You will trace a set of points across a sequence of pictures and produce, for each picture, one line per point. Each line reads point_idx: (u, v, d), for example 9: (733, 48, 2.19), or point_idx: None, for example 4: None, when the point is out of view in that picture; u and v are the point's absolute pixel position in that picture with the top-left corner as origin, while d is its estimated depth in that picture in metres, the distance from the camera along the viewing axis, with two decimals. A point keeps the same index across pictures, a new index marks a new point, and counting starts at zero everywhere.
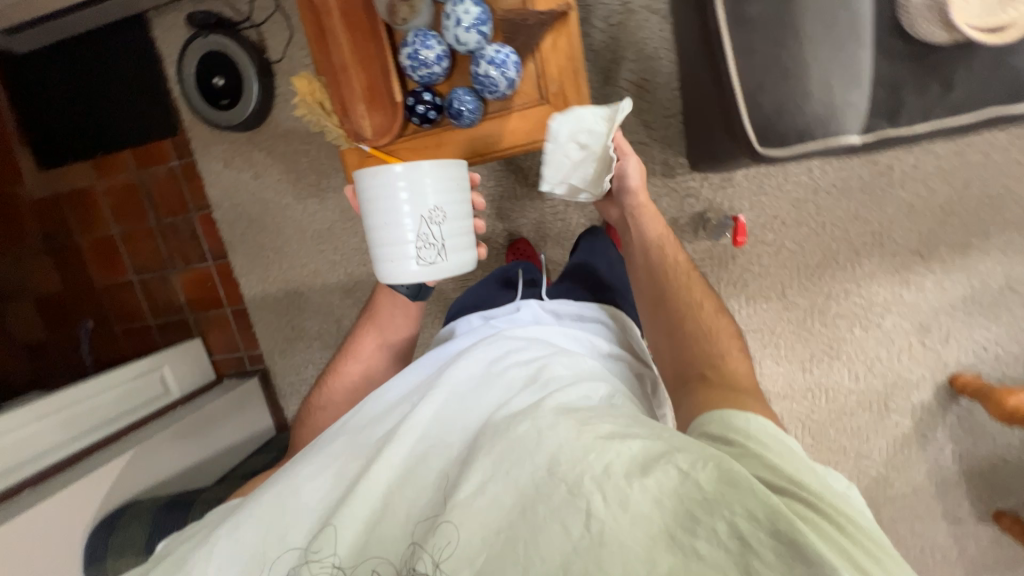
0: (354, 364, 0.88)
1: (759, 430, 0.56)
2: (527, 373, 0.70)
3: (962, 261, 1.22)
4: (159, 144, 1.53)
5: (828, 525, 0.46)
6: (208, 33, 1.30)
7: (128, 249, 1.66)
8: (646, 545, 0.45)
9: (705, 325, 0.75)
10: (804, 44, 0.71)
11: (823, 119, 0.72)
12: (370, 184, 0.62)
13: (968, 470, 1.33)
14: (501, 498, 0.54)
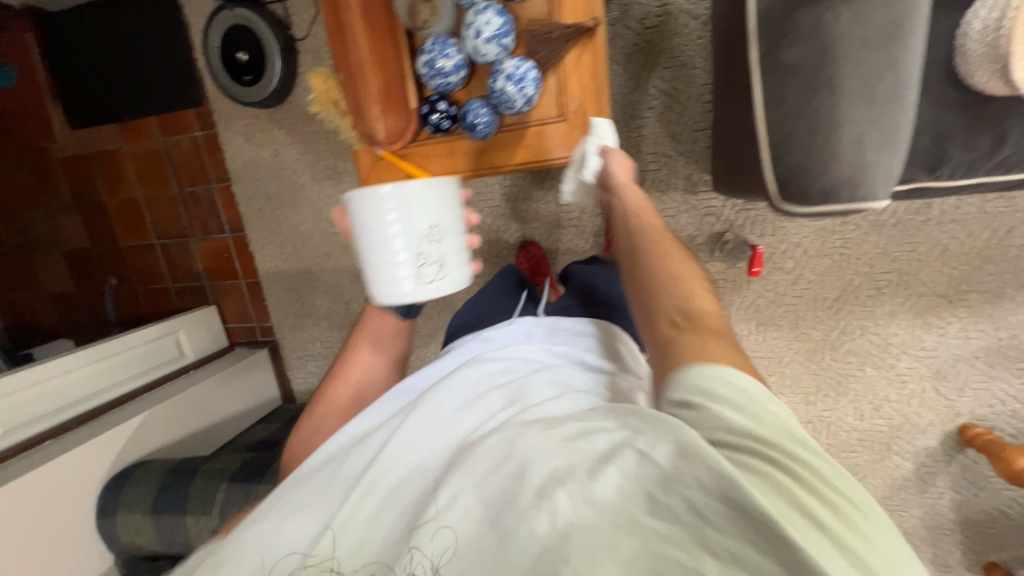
0: (343, 388, 0.80)
1: (724, 395, 0.48)
2: (504, 389, 0.70)
3: (991, 311, 1.16)
4: (183, 113, 1.55)
5: (796, 487, 0.43)
6: (234, 6, 1.28)
7: (151, 213, 1.70)
8: (612, 531, 0.48)
9: (675, 273, 0.61)
10: (841, 99, 0.63)
11: (852, 179, 0.65)
12: (357, 209, 0.62)
13: (966, 520, 1.30)
14: (473, 507, 0.56)
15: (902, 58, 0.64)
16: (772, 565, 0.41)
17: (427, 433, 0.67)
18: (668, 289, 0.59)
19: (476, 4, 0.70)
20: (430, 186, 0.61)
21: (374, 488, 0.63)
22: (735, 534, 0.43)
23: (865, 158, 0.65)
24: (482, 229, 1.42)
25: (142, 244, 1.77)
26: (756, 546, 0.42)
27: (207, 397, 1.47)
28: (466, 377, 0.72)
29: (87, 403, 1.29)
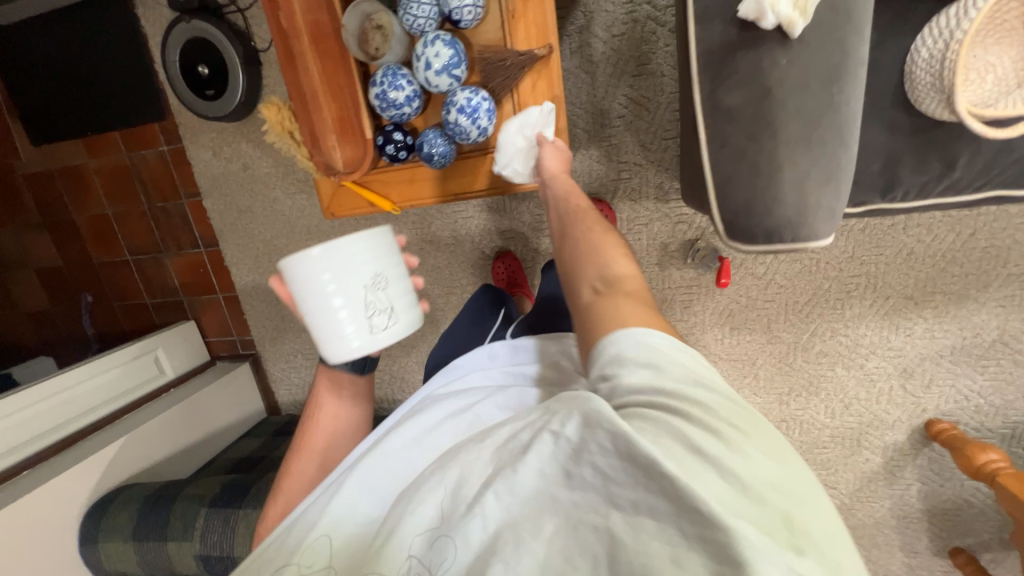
0: (306, 461, 0.80)
1: (634, 356, 0.50)
2: (457, 422, 0.75)
3: (956, 311, 1.19)
4: (147, 127, 1.50)
5: (690, 429, 0.44)
6: (191, 19, 1.24)
7: (121, 229, 1.67)
8: (535, 512, 0.49)
9: (593, 245, 0.64)
10: (781, 142, 0.63)
11: (795, 221, 0.65)
12: (292, 276, 0.64)
13: (932, 509, 1.35)
14: (417, 525, 0.59)
15: (845, 100, 0.63)
16: (665, 507, 0.41)
17: (382, 470, 0.71)
18: (587, 257, 0.64)
19: (426, 34, 0.69)
20: (362, 238, 0.64)
21: (338, 525, 0.68)
22: (635, 485, 0.43)
23: (809, 201, 0.65)
24: (457, 240, 1.40)
25: (116, 261, 1.72)
26: (656, 496, 0.41)
27: (189, 415, 1.47)
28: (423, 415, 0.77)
29: (65, 429, 1.28)
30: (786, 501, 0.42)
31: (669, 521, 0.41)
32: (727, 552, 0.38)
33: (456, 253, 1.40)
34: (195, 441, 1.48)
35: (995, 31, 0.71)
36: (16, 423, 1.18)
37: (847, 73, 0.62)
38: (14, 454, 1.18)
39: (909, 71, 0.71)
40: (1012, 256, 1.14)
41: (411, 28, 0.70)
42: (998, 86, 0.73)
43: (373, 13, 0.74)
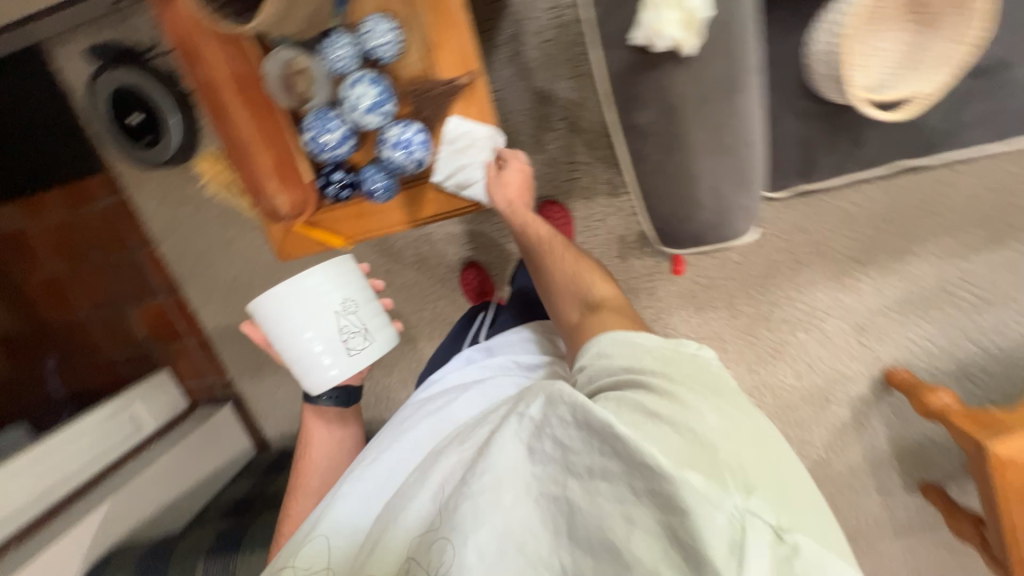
0: (302, 499, 0.85)
1: (612, 353, 0.65)
2: (434, 425, 0.78)
3: (898, 265, 1.26)
4: (87, 182, 1.46)
5: (646, 400, 0.57)
6: (114, 68, 1.20)
7: (76, 288, 1.62)
8: (500, 491, 0.53)
9: (572, 273, 0.79)
10: (692, 153, 0.66)
11: (716, 225, 0.72)
12: (261, 317, 0.66)
13: (900, 450, 1.44)
14: (407, 526, 0.62)
15: (747, 107, 0.66)
16: (618, 467, 0.46)
17: (373, 479, 0.74)
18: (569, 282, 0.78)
19: (350, 74, 0.70)
20: (320, 267, 0.66)
21: (331, 546, 0.69)
22: (588, 450, 0.48)
23: (726, 203, 0.70)
24: (422, 257, 1.40)
25: (76, 319, 1.67)
26: (609, 458, 0.47)
27: (176, 467, 1.46)
28: (410, 420, 0.81)
29: (40, 504, 1.25)
30: (728, 449, 0.52)
31: (621, 481, 0.46)
32: (674, 497, 0.43)
33: (423, 270, 1.41)
34: (184, 492, 1.47)
35: None
36: None
37: (743, 83, 0.64)
38: None
39: None
40: (940, 209, 1.21)
41: (334, 69, 0.71)
42: None
43: (293, 59, 0.73)
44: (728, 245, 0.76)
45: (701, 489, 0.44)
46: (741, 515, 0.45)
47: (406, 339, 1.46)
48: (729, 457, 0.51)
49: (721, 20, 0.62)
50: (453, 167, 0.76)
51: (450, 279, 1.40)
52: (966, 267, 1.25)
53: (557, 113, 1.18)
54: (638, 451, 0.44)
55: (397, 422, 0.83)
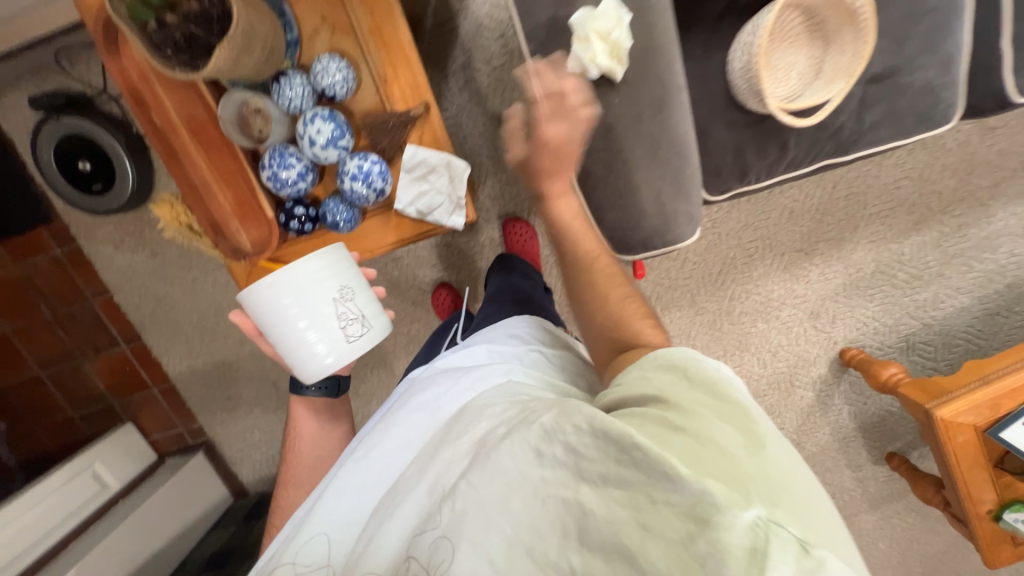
0: (289, 492, 0.80)
1: (651, 366, 0.58)
2: (422, 408, 0.70)
3: (839, 253, 1.36)
4: (34, 233, 1.40)
5: (673, 416, 0.49)
6: (59, 116, 1.18)
7: (25, 346, 1.53)
8: (506, 498, 0.50)
9: (614, 312, 0.66)
10: (633, 166, 0.71)
11: (662, 228, 0.75)
12: (252, 307, 0.61)
13: (863, 425, 1.52)
14: (396, 533, 0.58)
15: (676, 123, 0.71)
16: (633, 474, 0.43)
17: (359, 478, 0.67)
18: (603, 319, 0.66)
19: (305, 112, 0.72)
20: (316, 257, 0.61)
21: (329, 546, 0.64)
22: (601, 457, 0.45)
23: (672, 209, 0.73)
24: (392, 282, 1.40)
25: (26, 379, 1.57)
26: (623, 463, 0.43)
27: (148, 523, 1.38)
28: (397, 412, 0.73)
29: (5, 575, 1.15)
30: (765, 466, 0.45)
31: (636, 488, 0.43)
32: (694, 504, 0.39)
33: (394, 294, 1.41)
34: (158, 550, 1.39)
35: (789, 36, 0.81)
36: None
37: (671, 102, 0.71)
38: None
39: (731, 80, 0.75)
40: (868, 199, 1.33)
41: (289, 109, 0.73)
42: (801, 80, 0.81)
43: (249, 99, 0.75)
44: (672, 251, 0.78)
45: (724, 499, 0.39)
46: (764, 524, 0.38)
47: (383, 366, 1.45)
48: (768, 475, 0.44)
49: (645, 47, 0.68)
50: (414, 196, 0.79)
51: (423, 302, 1.41)
52: (899, 248, 1.36)
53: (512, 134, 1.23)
54: (654, 455, 0.41)
55: (384, 415, 0.75)
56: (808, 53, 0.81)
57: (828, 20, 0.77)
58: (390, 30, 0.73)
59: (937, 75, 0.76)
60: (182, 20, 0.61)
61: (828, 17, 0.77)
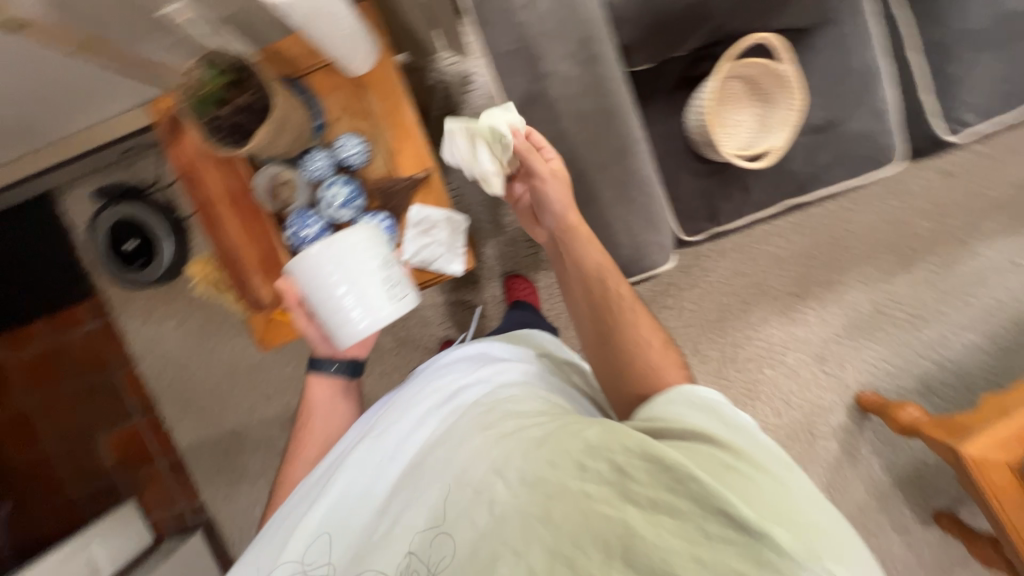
0: (299, 468, 0.84)
1: (683, 398, 0.61)
2: (441, 396, 0.74)
3: (832, 295, 1.40)
4: (73, 309, 1.51)
5: (721, 452, 0.53)
6: (115, 204, 1.35)
7: (45, 419, 1.57)
8: (542, 505, 0.54)
9: (650, 366, 0.67)
10: (603, 206, 0.79)
11: (635, 257, 0.81)
12: (300, 270, 0.69)
13: (900, 479, 1.42)
14: (416, 520, 0.61)
15: (638, 168, 0.79)
16: (688, 504, 0.48)
17: (374, 453, 0.71)
18: (638, 372, 0.67)
19: (325, 179, 0.85)
20: (357, 230, 0.70)
21: (340, 521, 0.68)
22: (654, 484, 0.50)
23: (644, 241, 0.80)
24: (401, 341, 1.45)
25: (40, 454, 1.59)
26: (675, 490, 0.49)
27: None
28: (410, 398, 0.76)
29: None
30: (823, 515, 0.49)
31: (689, 519, 0.48)
32: (754, 545, 0.45)
33: (402, 352, 1.45)
34: None
35: (734, 99, 0.94)
36: None
37: (632, 152, 0.79)
38: None
39: (689, 134, 0.87)
40: (851, 242, 1.39)
41: (312, 177, 0.86)
42: (752, 132, 0.93)
43: (279, 172, 0.86)
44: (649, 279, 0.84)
45: (790, 548, 0.45)
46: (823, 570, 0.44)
47: None
48: (801, 512, 0.49)
49: (605, 106, 0.77)
50: (416, 246, 0.88)
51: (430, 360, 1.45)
52: (891, 288, 1.39)
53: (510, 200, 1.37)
54: (707, 488, 0.47)
55: (401, 399, 0.77)
56: (752, 112, 0.94)
57: (764, 83, 0.90)
58: (399, 113, 0.88)
59: (870, 124, 0.87)
60: (231, 111, 0.74)
61: (764, 82, 0.90)
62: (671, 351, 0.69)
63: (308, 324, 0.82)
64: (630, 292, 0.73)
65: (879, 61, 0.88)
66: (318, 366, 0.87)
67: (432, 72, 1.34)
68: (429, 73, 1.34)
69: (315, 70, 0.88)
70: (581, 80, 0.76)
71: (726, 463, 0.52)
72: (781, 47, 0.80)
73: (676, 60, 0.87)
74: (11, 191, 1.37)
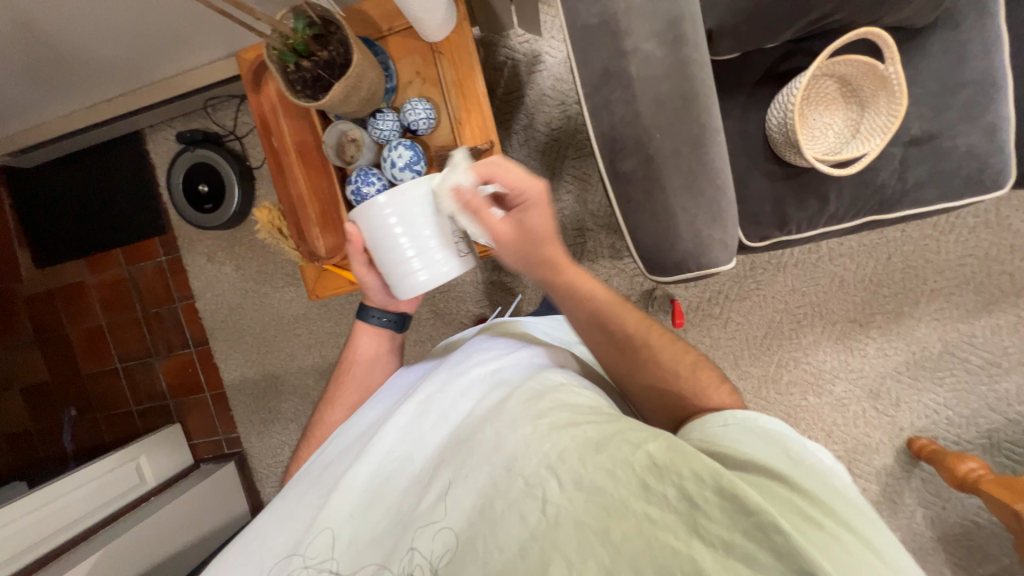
0: (338, 410, 0.93)
1: (741, 430, 0.63)
2: (488, 378, 0.78)
3: (898, 328, 1.29)
4: (148, 242, 1.64)
5: (795, 495, 0.53)
6: (195, 148, 1.44)
7: (114, 338, 1.73)
8: (601, 517, 0.54)
9: (685, 389, 0.74)
10: (669, 194, 0.73)
11: (695, 253, 0.75)
12: (367, 224, 0.74)
13: (944, 536, 1.31)
14: (463, 501, 0.64)
15: (712, 159, 0.74)
16: (766, 557, 0.47)
17: (424, 420, 0.77)
18: (678, 399, 0.74)
19: (391, 141, 0.86)
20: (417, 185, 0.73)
21: (385, 476, 0.74)
22: (727, 523, 0.49)
23: (709, 237, 0.75)
24: (437, 313, 1.48)
25: (106, 370, 1.75)
26: (750, 532, 0.48)
27: (173, 522, 1.41)
28: (458, 375, 0.80)
29: (35, 551, 1.21)
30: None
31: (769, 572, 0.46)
32: None
33: (438, 324, 1.48)
34: (177, 551, 1.40)
35: (826, 99, 0.88)
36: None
37: (708, 142, 0.73)
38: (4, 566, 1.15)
39: (768, 133, 0.82)
40: (930, 274, 1.27)
41: (379, 138, 0.87)
42: (841, 137, 0.88)
43: (349, 130, 0.89)
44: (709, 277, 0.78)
45: None
46: None
47: None
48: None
49: (686, 92, 0.72)
50: None
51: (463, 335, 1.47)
52: (969, 329, 1.27)
53: (563, 185, 1.35)
54: (790, 541, 0.46)
55: (449, 375, 0.81)
56: (844, 115, 0.88)
57: (863, 86, 0.83)
58: (469, 84, 0.88)
59: (980, 142, 0.79)
60: (313, 63, 0.77)
61: (863, 82, 0.83)
62: (702, 366, 0.76)
63: (367, 273, 0.88)
64: (646, 319, 0.80)
65: (1001, 71, 0.79)
66: (366, 321, 0.95)
67: (502, 48, 1.33)
68: (500, 49, 1.33)
69: (393, 33, 0.90)
70: (666, 61, 0.71)
71: (807, 515, 0.50)
72: (887, 46, 0.73)
73: (764, 53, 0.83)
74: (106, 125, 1.47)
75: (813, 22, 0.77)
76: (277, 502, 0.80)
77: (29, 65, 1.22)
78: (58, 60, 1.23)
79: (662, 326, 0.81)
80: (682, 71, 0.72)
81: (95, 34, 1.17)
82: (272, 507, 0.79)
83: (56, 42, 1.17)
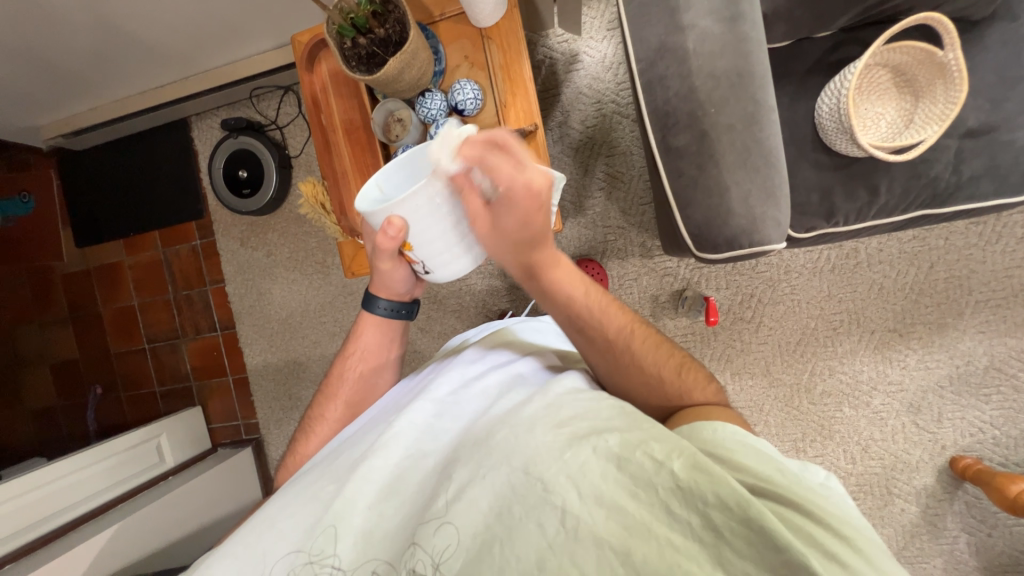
0: (336, 407, 0.87)
1: (732, 442, 0.57)
2: (503, 380, 0.74)
3: (941, 340, 1.24)
4: (185, 225, 1.69)
5: (818, 528, 0.47)
6: (238, 134, 1.48)
7: (144, 319, 1.76)
8: (620, 535, 0.50)
9: (676, 386, 0.69)
10: (724, 169, 0.73)
11: (748, 229, 0.74)
12: (411, 217, 0.66)
13: (990, 566, 1.23)
14: (479, 502, 0.57)
15: (767, 137, 0.74)
16: None
17: (438, 415, 0.71)
18: (659, 400, 0.69)
19: (438, 120, 0.88)
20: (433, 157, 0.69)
21: (383, 478, 0.66)
22: (754, 556, 0.45)
23: (756, 215, 0.74)
24: (462, 304, 1.48)
25: (133, 349, 1.78)
26: (778, 570, 0.44)
27: (190, 504, 1.40)
28: (473, 379, 0.76)
29: (59, 518, 1.23)
30: None
31: None
32: None
33: (461, 317, 1.48)
34: (194, 530, 1.40)
35: (879, 91, 0.94)
36: (21, 504, 1.17)
37: (762, 119, 0.74)
38: (23, 533, 1.16)
39: (819, 122, 0.86)
40: (974, 285, 1.23)
41: (425, 117, 0.89)
42: (891, 128, 0.94)
43: (395, 110, 0.90)
44: (758, 256, 0.77)
45: None
46: None
47: None
48: None
49: (742, 68, 0.73)
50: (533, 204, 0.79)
51: None
52: (1016, 344, 1.22)
53: (595, 182, 1.35)
54: None
55: (463, 377, 0.76)
56: (898, 105, 0.94)
57: (916, 76, 0.90)
58: (515, 67, 0.90)
59: None
60: (369, 41, 0.80)
61: (918, 70, 0.89)
62: (690, 369, 0.71)
63: (397, 268, 0.81)
64: (629, 315, 0.75)
65: None
66: (378, 315, 0.90)
67: (542, 47, 1.36)
68: (539, 48, 1.36)
69: (445, 18, 0.92)
70: (724, 37, 0.73)
71: (828, 550, 0.45)
72: (948, 33, 0.79)
73: (816, 42, 0.89)
74: (159, 110, 1.54)
75: (872, 7, 0.83)
76: (272, 499, 0.72)
77: (97, 49, 1.29)
78: (124, 44, 1.29)
79: (643, 322, 0.76)
80: (741, 48, 0.73)
81: (162, 21, 1.23)
82: (263, 507, 0.71)
83: (126, 28, 1.23)
